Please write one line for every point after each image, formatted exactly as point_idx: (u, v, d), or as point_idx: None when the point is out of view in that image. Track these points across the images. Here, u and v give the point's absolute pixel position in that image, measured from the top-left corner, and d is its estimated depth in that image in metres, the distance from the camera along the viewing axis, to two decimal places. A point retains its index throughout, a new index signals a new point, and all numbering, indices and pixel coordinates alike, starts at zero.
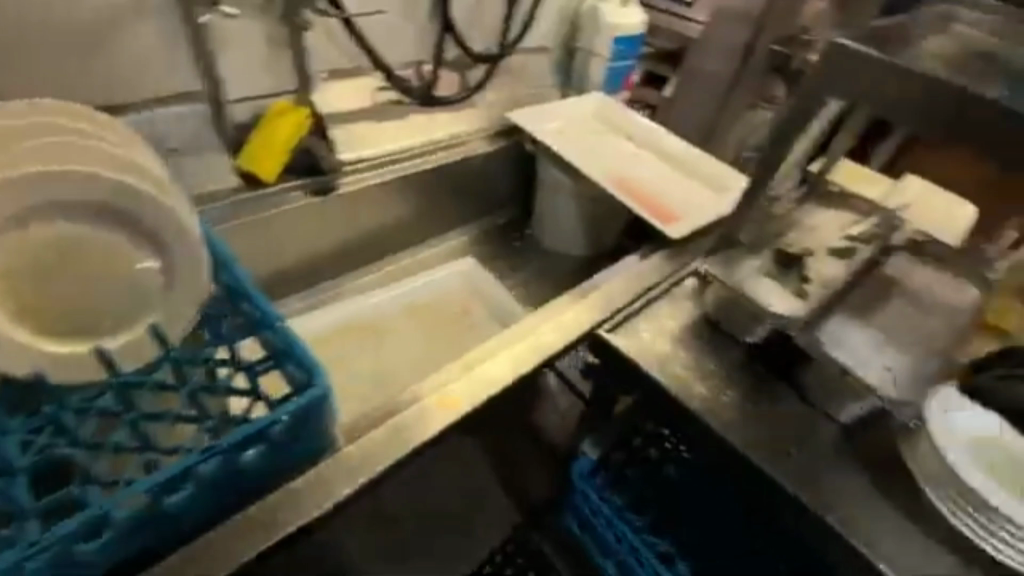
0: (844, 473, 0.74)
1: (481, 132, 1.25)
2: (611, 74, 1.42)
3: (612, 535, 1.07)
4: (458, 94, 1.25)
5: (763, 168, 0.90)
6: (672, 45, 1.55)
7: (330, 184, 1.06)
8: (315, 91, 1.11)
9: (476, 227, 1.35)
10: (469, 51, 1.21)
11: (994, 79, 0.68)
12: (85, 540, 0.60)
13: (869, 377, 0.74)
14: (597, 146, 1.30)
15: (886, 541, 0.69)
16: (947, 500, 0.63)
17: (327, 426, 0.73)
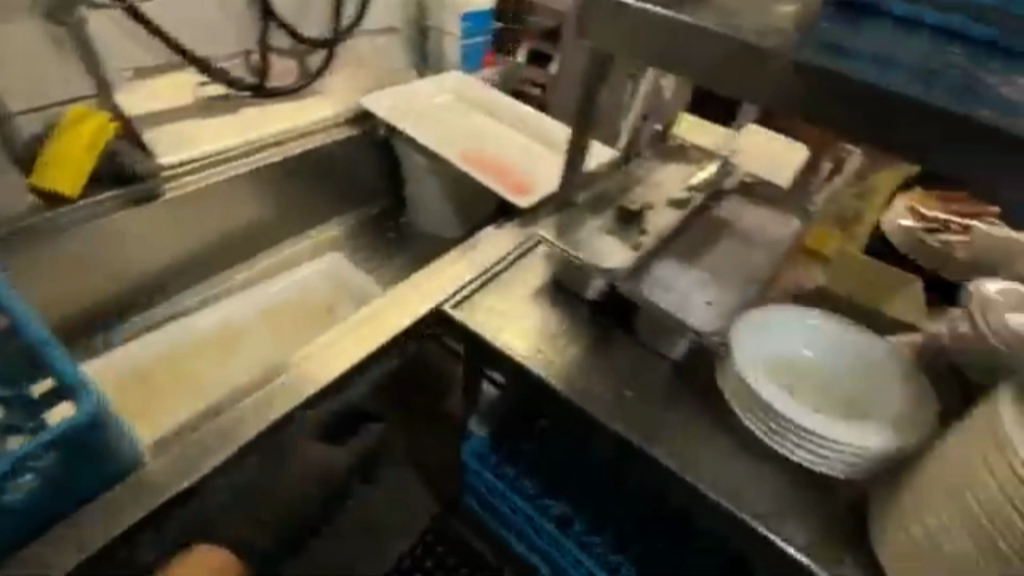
0: (673, 407, 0.78)
1: (328, 121, 1.20)
2: (467, 51, 1.40)
3: (508, 505, 1.07)
4: (296, 82, 1.23)
5: (581, 132, 0.91)
6: (550, 22, 1.40)
7: (152, 191, 0.99)
8: (122, 91, 1.07)
9: (348, 219, 1.31)
10: (300, 37, 1.19)
11: (773, 23, 0.71)
12: None
13: (687, 316, 0.83)
14: (458, 123, 1.25)
15: (710, 465, 0.72)
16: (751, 422, 0.66)
17: (120, 453, 0.71)
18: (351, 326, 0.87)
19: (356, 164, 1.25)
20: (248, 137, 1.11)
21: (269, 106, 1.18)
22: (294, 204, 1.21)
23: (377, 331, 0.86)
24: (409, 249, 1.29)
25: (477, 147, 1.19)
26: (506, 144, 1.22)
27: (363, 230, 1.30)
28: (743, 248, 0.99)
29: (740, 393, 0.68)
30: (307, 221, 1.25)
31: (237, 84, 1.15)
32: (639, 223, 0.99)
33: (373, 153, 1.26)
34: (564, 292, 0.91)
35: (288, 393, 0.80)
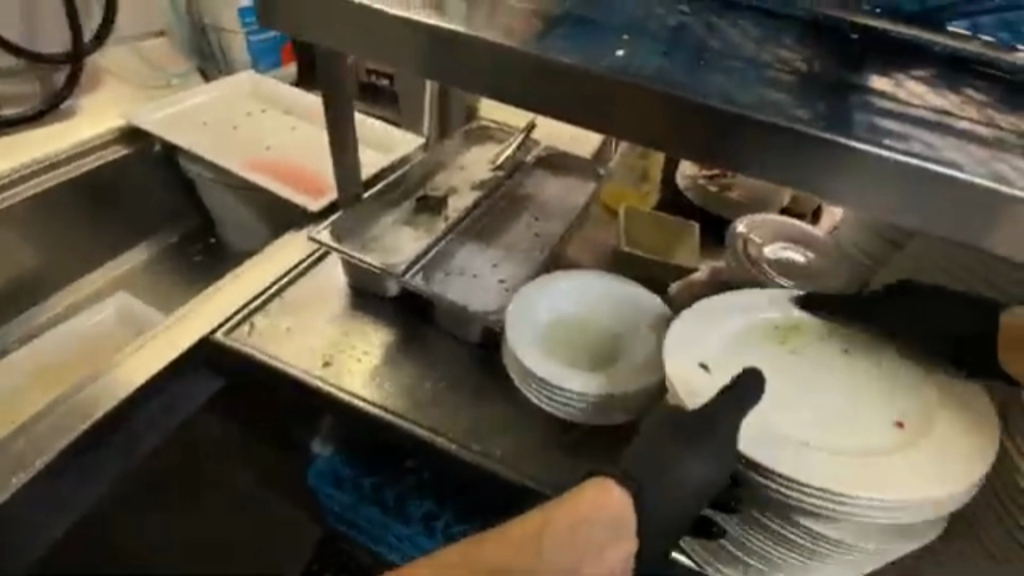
0: (471, 393, 0.82)
1: (88, 144, 1.08)
2: (257, 49, 1.30)
3: (365, 519, 0.97)
4: (39, 105, 1.09)
5: (351, 132, 0.91)
6: None
7: None
8: None
9: (145, 250, 1.19)
10: (30, 55, 1.06)
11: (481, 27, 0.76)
12: None
13: (473, 304, 0.85)
14: (248, 129, 1.17)
15: (504, 441, 0.78)
16: (526, 388, 0.76)
17: None
18: (128, 356, 0.86)
19: (139, 185, 1.14)
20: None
21: (9, 136, 1.05)
22: (57, 239, 1.08)
23: (158, 359, 0.86)
24: (221, 272, 1.20)
25: (271, 152, 1.13)
26: (303, 144, 1.17)
27: (166, 259, 1.19)
28: (538, 222, 1.03)
29: (522, 372, 0.75)
30: (93, 258, 1.14)
31: None
32: (437, 212, 1.00)
33: (158, 173, 1.15)
34: (363, 295, 0.91)
35: (60, 439, 0.79)
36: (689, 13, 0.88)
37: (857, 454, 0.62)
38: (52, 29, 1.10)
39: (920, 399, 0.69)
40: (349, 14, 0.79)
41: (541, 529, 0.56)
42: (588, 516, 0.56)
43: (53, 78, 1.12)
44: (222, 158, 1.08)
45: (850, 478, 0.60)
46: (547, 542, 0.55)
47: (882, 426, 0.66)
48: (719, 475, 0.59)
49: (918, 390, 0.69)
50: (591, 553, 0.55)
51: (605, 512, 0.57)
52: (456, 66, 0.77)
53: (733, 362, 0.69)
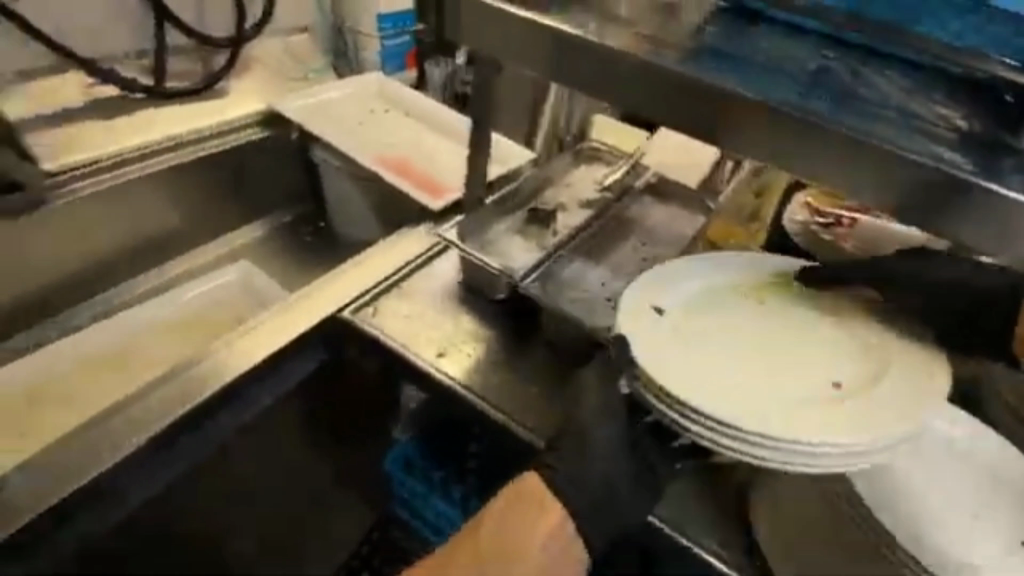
0: None
1: (234, 123, 1.16)
2: (387, 53, 1.39)
3: (432, 512, 0.97)
4: (197, 82, 1.19)
5: (484, 138, 0.94)
6: None
7: (37, 199, 0.97)
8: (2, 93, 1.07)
9: (262, 226, 1.26)
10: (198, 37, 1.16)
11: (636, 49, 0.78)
12: None
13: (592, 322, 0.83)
14: (371, 126, 1.24)
15: None
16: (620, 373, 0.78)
17: None
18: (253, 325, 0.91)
19: (268, 164, 1.22)
20: (137, 144, 1.06)
21: (167, 106, 1.14)
22: (192, 209, 1.16)
23: (280, 331, 0.91)
24: (327, 255, 1.26)
25: (393, 150, 1.19)
26: (422, 145, 1.22)
27: (278, 236, 1.26)
28: (645, 247, 1.03)
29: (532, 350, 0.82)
30: (217, 228, 1.22)
31: (133, 86, 1.12)
32: (548, 224, 1.02)
33: (286, 158, 1.23)
34: (473, 294, 0.93)
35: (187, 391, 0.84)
36: (833, 58, 0.87)
37: (781, 405, 0.63)
38: (219, 17, 1.21)
39: (868, 361, 0.68)
40: (497, 24, 0.82)
41: (473, 536, 0.72)
42: (518, 496, 0.72)
43: (211, 60, 1.22)
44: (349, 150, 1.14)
45: (767, 413, 0.62)
46: (485, 537, 0.72)
47: (822, 388, 0.66)
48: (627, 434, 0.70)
49: (874, 354, 0.69)
50: (528, 517, 0.71)
51: (525, 503, 0.71)
52: (605, 83, 0.79)
53: (688, 311, 0.72)
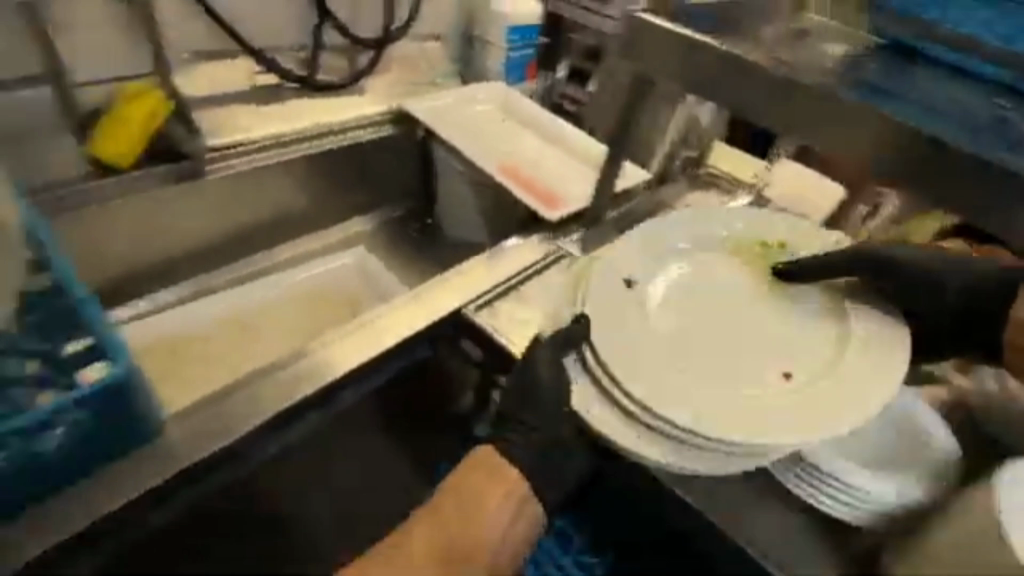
0: None
1: (369, 119, 1.22)
2: (510, 64, 1.41)
3: None
4: (344, 78, 1.27)
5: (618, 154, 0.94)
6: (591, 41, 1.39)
7: (195, 170, 1.04)
8: (177, 71, 1.12)
9: (375, 218, 1.33)
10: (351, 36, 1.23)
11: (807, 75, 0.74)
12: None
13: None
14: (491, 133, 1.27)
15: (721, 491, 0.77)
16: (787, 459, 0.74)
17: (145, 406, 0.78)
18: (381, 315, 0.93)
19: (391, 162, 1.27)
20: (277, 132, 1.12)
21: (315, 97, 1.22)
22: (317, 196, 1.23)
23: (401, 321, 0.92)
24: (432, 252, 1.30)
25: (508, 159, 1.21)
26: (538, 157, 1.24)
27: (385, 231, 1.31)
28: None
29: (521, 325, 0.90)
30: (338, 215, 1.29)
31: (292, 76, 1.20)
32: None
33: (408, 156, 1.28)
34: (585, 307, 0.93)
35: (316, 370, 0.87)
36: (1012, 109, 0.74)
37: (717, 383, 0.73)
38: (370, 20, 1.29)
39: (828, 353, 0.76)
40: (656, 41, 0.83)
41: (428, 515, 0.82)
42: (470, 470, 0.82)
43: (357, 58, 1.30)
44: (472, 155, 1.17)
45: (690, 410, 0.70)
46: (427, 521, 0.82)
47: (772, 373, 0.74)
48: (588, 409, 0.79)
49: (824, 346, 0.77)
50: (483, 485, 0.81)
51: (482, 474, 0.81)
52: (768, 106, 0.77)
53: (654, 284, 0.82)
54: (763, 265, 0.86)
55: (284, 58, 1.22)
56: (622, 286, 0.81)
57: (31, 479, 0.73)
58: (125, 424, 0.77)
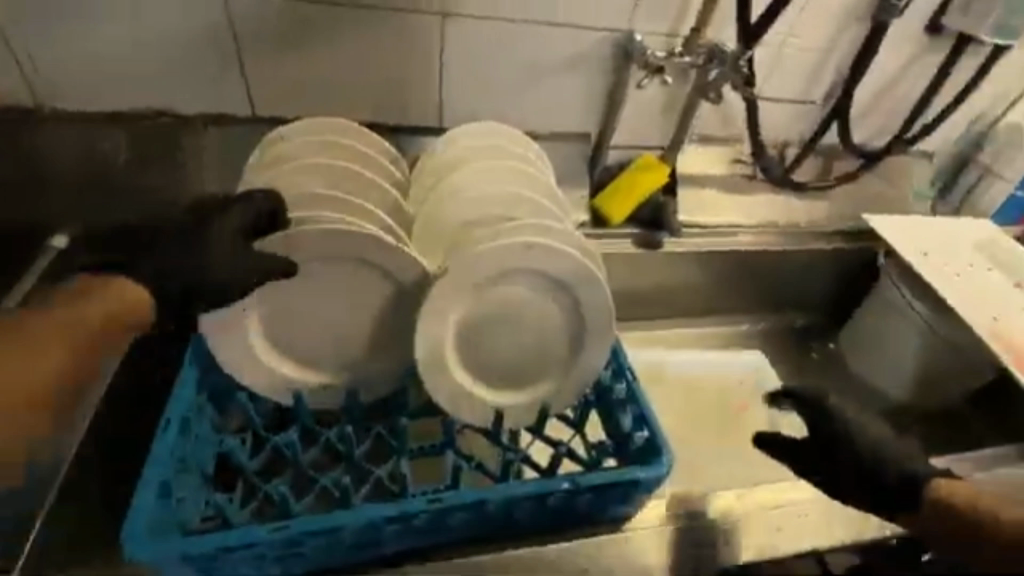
0: None
1: (824, 230, 1.05)
2: (1010, 203, 1.12)
3: None
4: (817, 182, 1.07)
5: None
6: None
7: (656, 240, 0.97)
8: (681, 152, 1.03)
9: (766, 322, 1.12)
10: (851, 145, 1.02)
11: None
12: (391, 523, 0.46)
13: None
14: (984, 287, 0.95)
15: None
16: None
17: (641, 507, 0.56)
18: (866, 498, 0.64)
19: (814, 279, 1.08)
20: (735, 222, 1.02)
21: (779, 192, 1.05)
22: (737, 298, 1.08)
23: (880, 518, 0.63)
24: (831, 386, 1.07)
25: (1000, 328, 0.89)
26: None
27: (783, 337, 1.11)
28: None
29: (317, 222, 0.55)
30: (739, 308, 1.10)
31: (781, 185, 1.04)
32: None
33: (846, 272, 1.08)
34: None
35: (790, 525, 0.61)
36: None
37: (494, 377, 0.60)
38: (875, 123, 1.06)
39: (518, 358, 0.60)
40: None
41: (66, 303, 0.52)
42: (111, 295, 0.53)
43: (841, 163, 1.08)
44: (968, 313, 0.89)
45: (476, 407, 0.59)
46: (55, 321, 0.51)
47: (476, 381, 0.59)
48: (481, 380, 0.59)
49: (522, 343, 0.60)
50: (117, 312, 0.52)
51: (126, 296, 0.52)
52: None
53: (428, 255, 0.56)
54: (581, 252, 0.58)
55: (772, 149, 1.04)
56: (370, 249, 0.56)
57: (547, 524, 0.53)
58: (632, 485, 0.52)
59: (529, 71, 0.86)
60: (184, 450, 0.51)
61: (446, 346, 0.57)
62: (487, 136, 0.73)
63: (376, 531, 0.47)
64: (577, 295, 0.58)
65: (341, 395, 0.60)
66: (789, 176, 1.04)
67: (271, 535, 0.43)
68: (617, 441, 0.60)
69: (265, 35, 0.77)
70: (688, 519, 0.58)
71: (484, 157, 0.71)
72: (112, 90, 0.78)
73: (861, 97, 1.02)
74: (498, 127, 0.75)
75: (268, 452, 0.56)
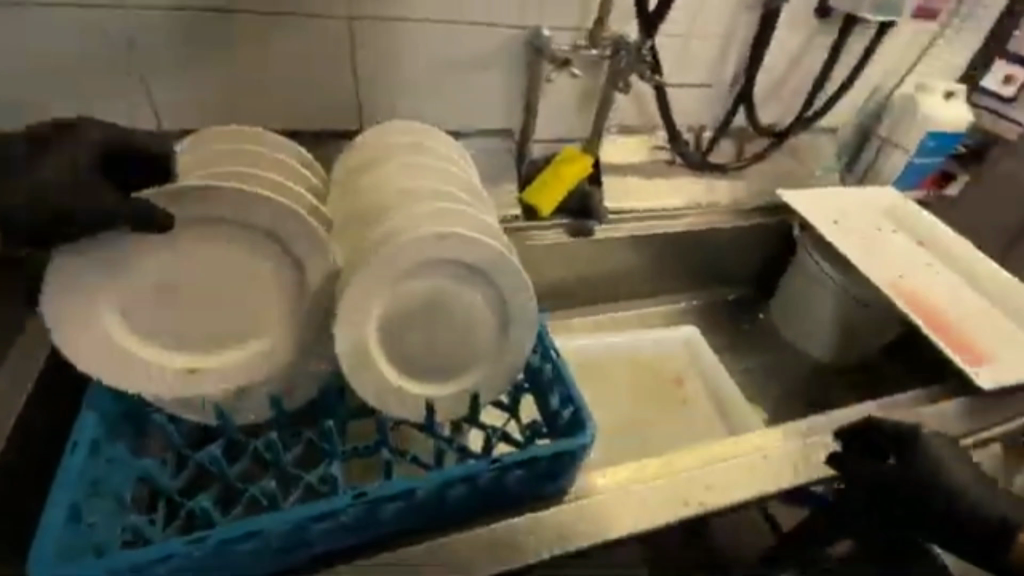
0: None
1: (742, 206, 1.10)
2: (909, 170, 1.17)
3: None
4: (732, 163, 1.13)
5: None
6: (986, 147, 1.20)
7: (585, 227, 0.99)
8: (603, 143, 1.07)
9: (700, 298, 1.18)
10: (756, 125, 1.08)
11: None
12: (317, 522, 0.46)
13: None
14: (886, 247, 1.02)
15: None
16: None
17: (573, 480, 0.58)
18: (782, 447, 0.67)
19: (738, 253, 1.14)
20: (658, 205, 1.05)
21: (697, 174, 1.10)
22: (669, 277, 1.12)
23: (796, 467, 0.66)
24: (763, 353, 1.13)
25: (904, 284, 0.95)
26: (951, 293, 0.96)
27: (717, 311, 1.17)
28: None
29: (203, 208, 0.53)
30: (672, 287, 1.14)
31: (698, 167, 1.09)
32: None
33: (766, 244, 1.14)
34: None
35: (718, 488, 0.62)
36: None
37: (418, 367, 0.60)
38: (779, 104, 1.13)
39: (440, 347, 0.61)
40: None
41: None
42: None
43: (750, 145, 1.15)
44: (872, 270, 0.95)
45: (402, 399, 0.59)
46: None
47: (398, 374, 0.59)
48: (404, 371, 0.60)
49: (444, 331, 0.60)
50: None
51: None
52: None
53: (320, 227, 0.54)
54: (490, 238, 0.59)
55: (687, 134, 1.09)
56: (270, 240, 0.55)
57: (482, 506, 0.54)
58: (556, 456, 0.54)
59: (444, 71, 0.87)
60: (96, 475, 0.50)
61: (369, 339, 0.57)
62: (401, 136, 0.74)
63: (303, 531, 0.47)
64: (492, 281, 0.59)
65: (265, 404, 0.59)
66: (705, 159, 1.09)
67: (188, 547, 0.43)
68: (547, 420, 0.62)
69: (168, 46, 0.76)
70: (618, 487, 0.59)
71: (400, 154, 0.71)
72: (12, 112, 0.76)
73: (762, 80, 1.08)
74: (412, 126, 0.75)
75: (191, 470, 0.55)
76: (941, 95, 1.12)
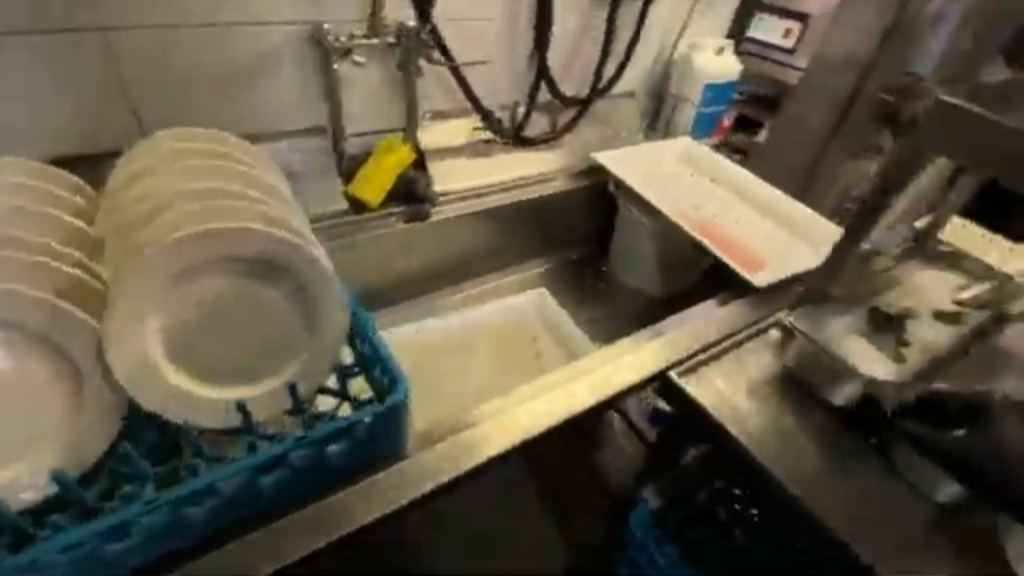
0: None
1: (562, 170, 1.19)
2: (701, 117, 1.34)
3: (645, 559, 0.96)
4: (546, 134, 1.22)
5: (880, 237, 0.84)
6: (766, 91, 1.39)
7: (421, 212, 1.02)
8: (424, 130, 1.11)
9: (545, 262, 1.26)
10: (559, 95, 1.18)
11: None
12: (113, 540, 0.48)
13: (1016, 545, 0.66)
14: (682, 187, 1.16)
15: None
16: None
17: (399, 445, 0.60)
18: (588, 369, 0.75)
19: (570, 214, 1.23)
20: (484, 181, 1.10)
21: (517, 147, 1.17)
22: (512, 247, 1.19)
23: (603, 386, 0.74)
24: (607, 301, 1.24)
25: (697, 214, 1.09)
26: (738, 216, 1.11)
27: (563, 271, 1.26)
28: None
29: None
30: (518, 256, 1.21)
31: (511, 140, 1.16)
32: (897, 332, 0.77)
33: (591, 202, 1.24)
34: (802, 389, 0.78)
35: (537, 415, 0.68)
36: None
37: (217, 369, 0.60)
38: (577, 75, 1.24)
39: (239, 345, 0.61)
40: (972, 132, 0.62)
41: None
42: None
43: (561, 116, 1.25)
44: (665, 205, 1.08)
45: (199, 405, 0.58)
46: None
47: (193, 379, 0.59)
48: (199, 375, 0.59)
49: (236, 328, 0.61)
50: None
51: None
52: None
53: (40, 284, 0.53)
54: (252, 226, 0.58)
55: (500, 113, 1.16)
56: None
57: (304, 488, 0.56)
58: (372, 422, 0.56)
59: (227, 76, 0.85)
60: None
61: (152, 351, 0.56)
62: (176, 145, 0.71)
63: (99, 552, 0.48)
64: (271, 267, 0.60)
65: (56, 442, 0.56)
66: (521, 134, 1.17)
67: None
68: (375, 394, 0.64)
69: None
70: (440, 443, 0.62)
71: (182, 163, 0.69)
72: None
73: (556, 55, 1.18)
74: (190, 134, 0.73)
75: None
76: (711, 51, 1.29)
